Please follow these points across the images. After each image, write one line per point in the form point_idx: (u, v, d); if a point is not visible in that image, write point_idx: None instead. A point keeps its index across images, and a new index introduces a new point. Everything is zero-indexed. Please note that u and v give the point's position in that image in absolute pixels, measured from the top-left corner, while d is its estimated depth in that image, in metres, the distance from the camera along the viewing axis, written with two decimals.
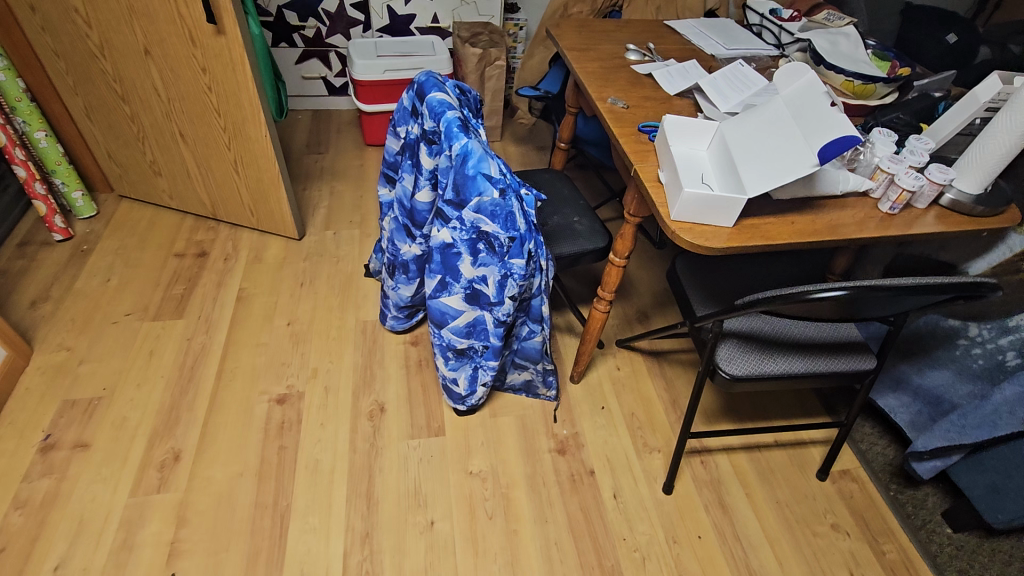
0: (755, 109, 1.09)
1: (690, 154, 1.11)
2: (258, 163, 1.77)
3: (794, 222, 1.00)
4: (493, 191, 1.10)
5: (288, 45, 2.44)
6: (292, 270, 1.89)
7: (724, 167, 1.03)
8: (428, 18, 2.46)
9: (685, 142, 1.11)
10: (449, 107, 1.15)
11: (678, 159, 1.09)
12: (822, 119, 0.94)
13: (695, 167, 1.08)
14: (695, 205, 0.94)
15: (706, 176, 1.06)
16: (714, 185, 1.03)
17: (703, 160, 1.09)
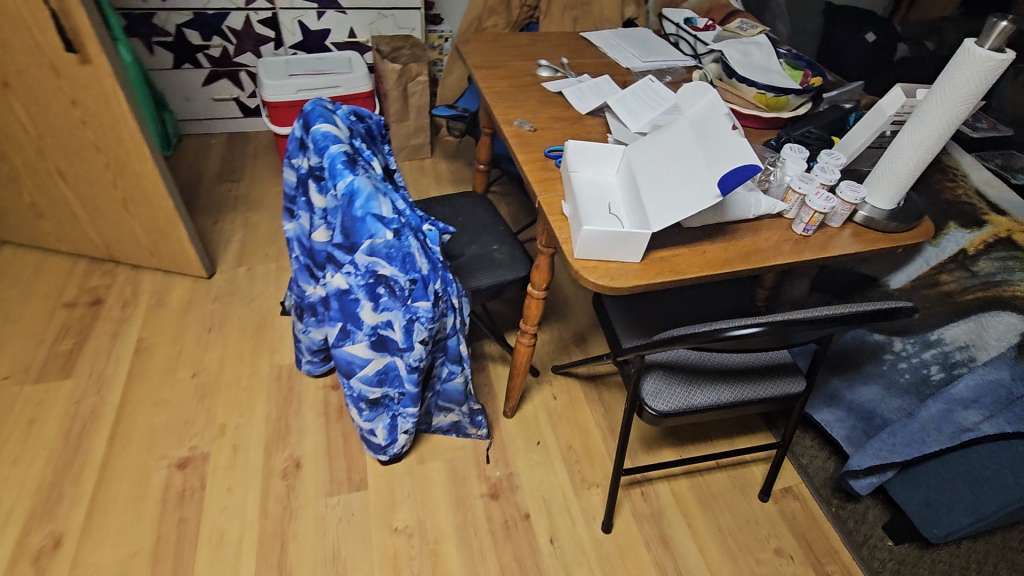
0: (661, 130, 1.03)
1: (597, 183, 1.04)
2: (150, 201, 1.62)
3: (705, 251, 0.93)
4: (386, 232, 0.99)
5: (193, 66, 2.27)
6: (199, 314, 1.74)
7: (630, 197, 0.96)
8: (345, 34, 2.34)
9: (592, 169, 1.04)
10: (334, 140, 1.04)
11: (584, 189, 1.01)
12: (725, 143, 0.89)
13: (603, 197, 1.01)
14: (597, 243, 0.86)
15: (613, 206, 0.99)
16: (622, 217, 0.96)
17: (612, 188, 1.03)
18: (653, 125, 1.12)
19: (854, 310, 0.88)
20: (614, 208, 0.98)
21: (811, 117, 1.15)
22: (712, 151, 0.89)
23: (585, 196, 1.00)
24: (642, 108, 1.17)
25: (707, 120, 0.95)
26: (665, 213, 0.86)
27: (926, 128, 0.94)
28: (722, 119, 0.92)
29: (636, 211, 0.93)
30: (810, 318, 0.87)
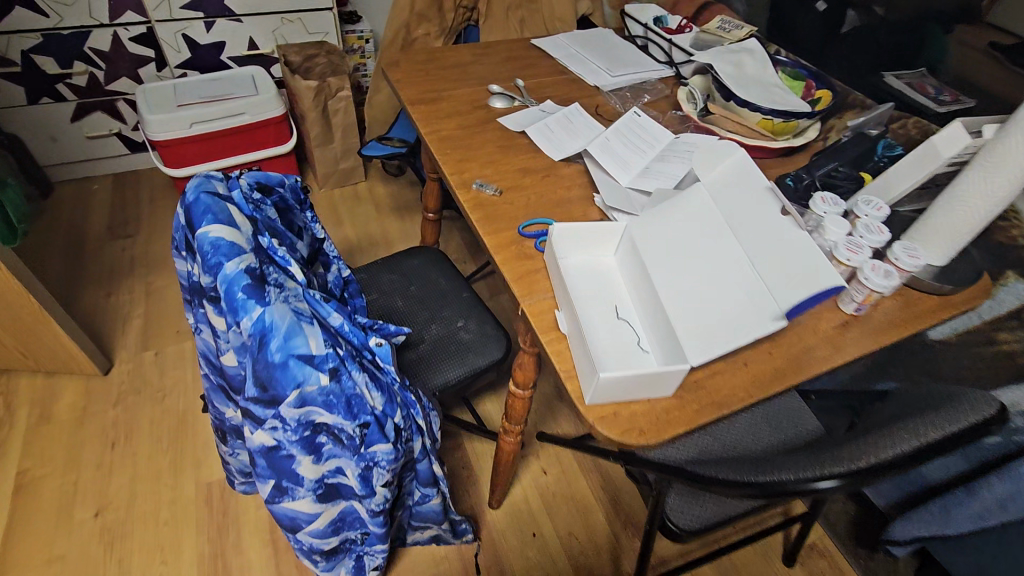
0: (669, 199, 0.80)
1: (592, 267, 0.80)
2: (6, 298, 1.26)
3: (747, 363, 0.72)
4: (319, 377, 0.72)
5: (54, 100, 1.84)
6: (97, 424, 1.40)
7: (643, 297, 0.74)
8: (243, 45, 1.96)
9: (583, 250, 0.80)
10: (229, 252, 0.74)
11: (579, 280, 0.77)
12: (775, 237, 0.69)
13: (602, 290, 0.77)
14: (621, 386, 0.63)
15: (619, 306, 0.76)
16: (633, 323, 0.74)
17: (613, 276, 0.80)
18: (647, 178, 0.90)
19: (942, 433, 0.66)
20: (618, 310, 0.75)
21: (832, 149, 0.95)
22: (757, 248, 0.69)
23: (583, 294, 0.76)
24: (631, 153, 0.95)
25: (741, 198, 0.74)
26: (708, 337, 0.65)
27: (999, 176, 0.74)
28: (764, 200, 0.71)
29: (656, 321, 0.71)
30: (889, 458, 0.65)
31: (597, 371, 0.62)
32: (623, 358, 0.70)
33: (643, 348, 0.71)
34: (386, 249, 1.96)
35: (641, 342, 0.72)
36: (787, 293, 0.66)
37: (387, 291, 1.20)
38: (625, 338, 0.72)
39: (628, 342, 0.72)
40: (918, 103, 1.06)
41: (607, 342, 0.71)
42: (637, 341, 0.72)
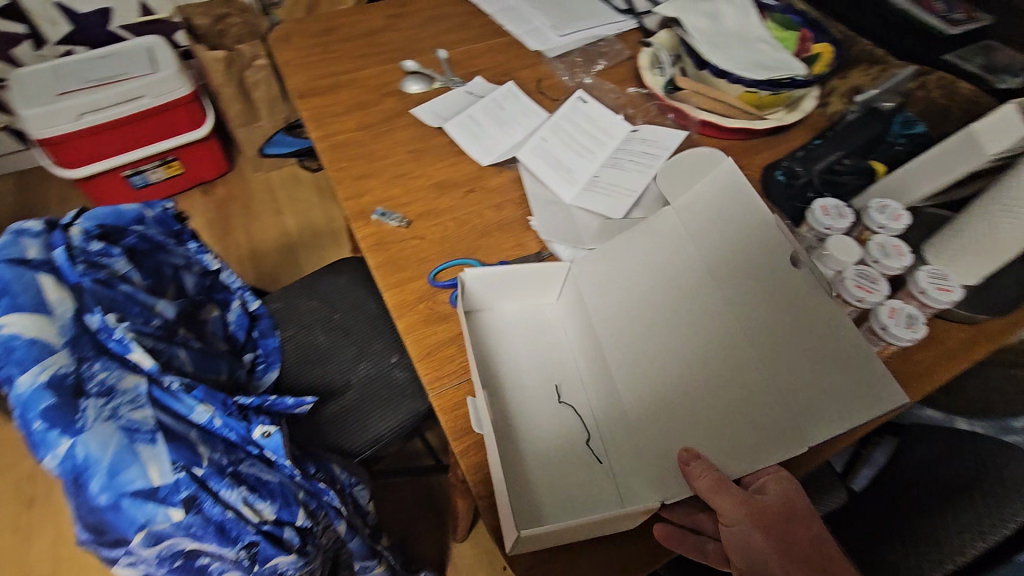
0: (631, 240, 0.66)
1: (532, 322, 0.70)
2: None
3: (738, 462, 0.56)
4: (168, 511, 0.55)
5: None
6: (9, 480, 1.24)
7: (596, 379, 0.64)
8: (134, 11, 1.65)
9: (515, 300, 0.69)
10: (27, 357, 0.55)
11: (515, 349, 0.67)
12: (782, 319, 0.53)
13: (543, 365, 0.67)
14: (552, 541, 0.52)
15: (563, 385, 0.66)
16: (580, 410, 0.64)
17: (559, 335, 0.69)
18: (594, 195, 0.73)
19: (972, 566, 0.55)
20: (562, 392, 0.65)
21: (834, 132, 0.75)
22: (752, 334, 0.54)
23: (517, 364, 0.66)
24: (577, 159, 0.77)
25: (736, 244, 0.58)
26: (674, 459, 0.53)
27: None
28: (769, 256, 0.55)
29: (615, 414, 0.61)
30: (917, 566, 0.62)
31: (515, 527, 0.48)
32: (562, 463, 0.60)
33: (593, 449, 0.61)
34: (331, 241, 1.75)
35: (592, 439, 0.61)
36: (803, 402, 0.50)
37: (306, 325, 1.01)
38: (571, 434, 0.62)
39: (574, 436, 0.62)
40: (922, 21, 0.89)
41: (545, 440, 0.61)
42: (585, 440, 0.61)
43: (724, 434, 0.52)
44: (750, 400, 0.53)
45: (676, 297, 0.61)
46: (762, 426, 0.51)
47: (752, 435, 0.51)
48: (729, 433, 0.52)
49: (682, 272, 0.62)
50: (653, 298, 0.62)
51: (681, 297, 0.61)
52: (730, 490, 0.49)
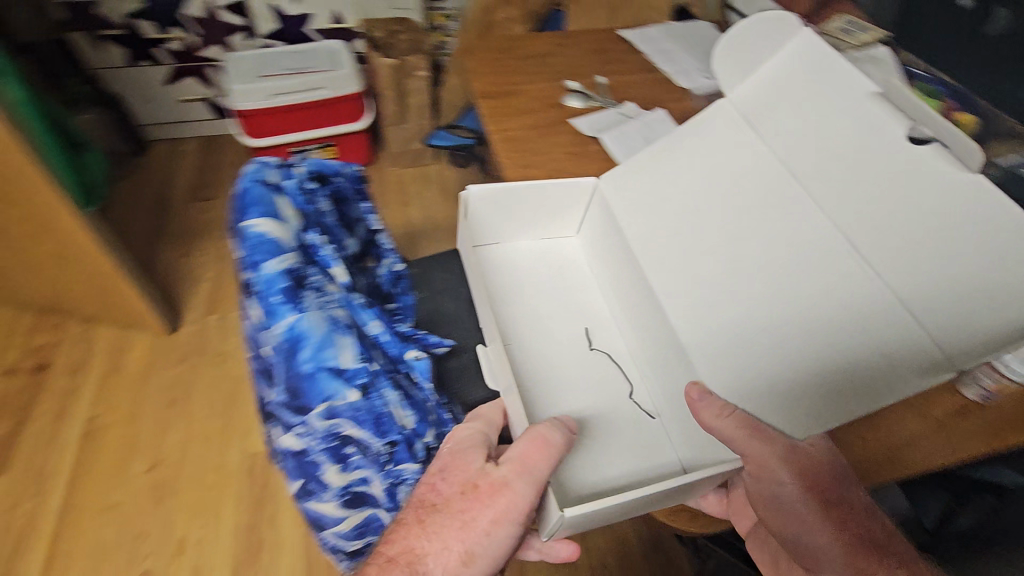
0: (684, 159, 0.89)
1: (554, 269, 0.99)
2: (86, 257, 1.32)
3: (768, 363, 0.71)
4: (349, 392, 0.68)
5: (152, 63, 1.92)
6: (160, 382, 1.46)
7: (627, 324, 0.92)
8: (329, 18, 1.96)
9: (527, 237, 1.00)
10: (274, 249, 0.71)
11: (545, 295, 0.95)
12: (885, 193, 0.68)
13: (574, 310, 0.95)
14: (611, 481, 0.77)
15: (592, 327, 0.93)
16: (612, 353, 0.91)
17: (580, 285, 0.98)
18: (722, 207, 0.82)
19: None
20: (590, 330, 0.93)
21: None
22: (848, 214, 0.70)
23: (549, 311, 0.94)
24: None
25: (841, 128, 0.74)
26: (748, 366, 0.72)
27: None
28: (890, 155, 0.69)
29: (656, 341, 0.85)
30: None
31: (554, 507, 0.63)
32: (599, 393, 0.86)
33: (640, 405, 0.86)
34: (448, 238, 1.93)
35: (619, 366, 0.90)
36: (940, 304, 0.62)
37: (438, 292, 1.16)
38: (608, 373, 0.88)
39: (603, 365, 0.90)
40: None
41: (584, 370, 0.88)
42: (629, 390, 0.87)
43: (796, 334, 0.70)
44: (818, 292, 0.70)
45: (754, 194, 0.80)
46: (901, 361, 0.63)
47: (806, 329, 0.69)
48: (805, 338, 0.69)
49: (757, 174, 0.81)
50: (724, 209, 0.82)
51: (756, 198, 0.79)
52: (761, 442, 0.64)
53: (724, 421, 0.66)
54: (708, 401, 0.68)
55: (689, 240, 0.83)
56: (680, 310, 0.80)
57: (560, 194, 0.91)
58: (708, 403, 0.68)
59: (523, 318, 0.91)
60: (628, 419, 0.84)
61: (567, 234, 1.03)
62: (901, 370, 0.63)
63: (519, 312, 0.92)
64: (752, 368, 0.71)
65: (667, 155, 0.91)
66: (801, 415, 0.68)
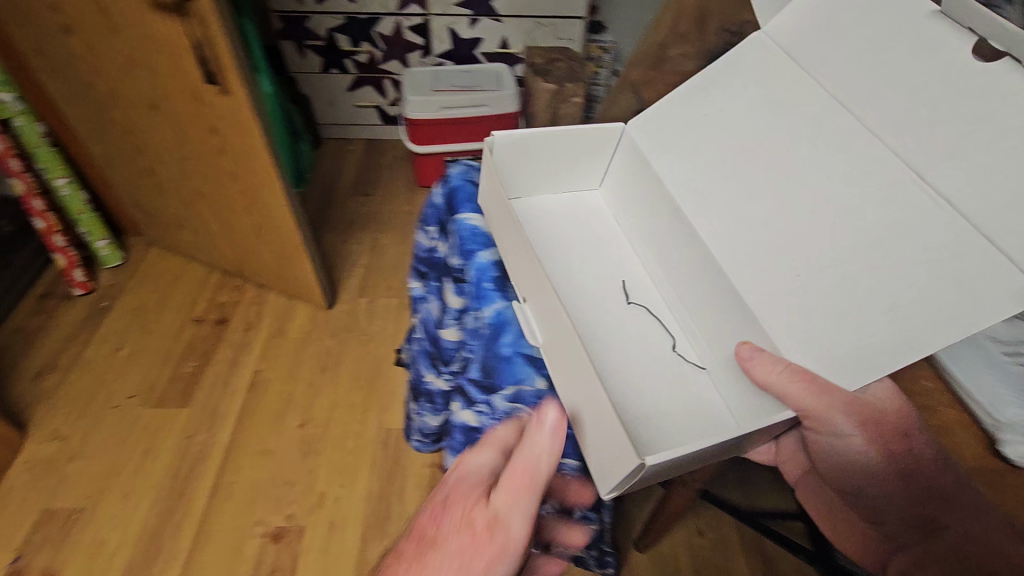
0: (732, 110, 0.92)
1: (580, 217, 1.09)
2: (278, 231, 1.52)
3: (813, 304, 0.74)
4: (538, 379, 0.74)
5: (340, 72, 2.18)
6: (315, 350, 1.63)
7: (668, 272, 0.98)
8: (496, 43, 2.13)
9: (547, 190, 1.08)
10: (487, 244, 0.86)
11: (575, 249, 1.02)
12: (942, 114, 0.67)
13: (608, 263, 1.02)
14: (677, 437, 0.80)
15: (627, 279, 1.00)
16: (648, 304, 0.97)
17: (608, 236, 1.07)
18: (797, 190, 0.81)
19: None
20: (628, 282, 0.99)
21: None
22: (907, 142, 0.70)
23: (585, 263, 1.00)
24: None
25: (885, 54, 0.74)
26: (811, 310, 0.74)
27: None
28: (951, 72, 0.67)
29: (703, 283, 0.90)
30: None
31: (633, 453, 0.58)
32: (642, 342, 0.92)
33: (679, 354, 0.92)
34: None
35: (660, 317, 0.96)
36: (994, 211, 0.61)
37: None
38: (648, 325, 0.94)
39: (644, 316, 0.95)
40: None
41: (626, 325, 0.93)
42: (671, 341, 0.93)
43: (859, 270, 0.71)
44: (879, 227, 0.70)
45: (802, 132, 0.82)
46: (955, 278, 0.62)
47: (869, 259, 0.70)
48: (866, 269, 0.70)
49: (804, 109, 0.82)
50: (776, 149, 0.84)
51: (803, 138, 0.82)
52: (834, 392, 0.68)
53: (780, 373, 0.70)
54: (758, 357, 0.73)
55: (749, 182, 0.87)
56: (739, 258, 0.85)
57: (588, 135, 1.01)
58: (757, 359, 0.73)
59: (561, 267, 0.98)
60: (677, 369, 0.89)
61: (589, 187, 1.13)
62: (959, 298, 0.62)
63: (556, 260, 0.98)
64: (798, 315, 0.75)
65: (700, 96, 0.96)
66: (854, 359, 0.69)
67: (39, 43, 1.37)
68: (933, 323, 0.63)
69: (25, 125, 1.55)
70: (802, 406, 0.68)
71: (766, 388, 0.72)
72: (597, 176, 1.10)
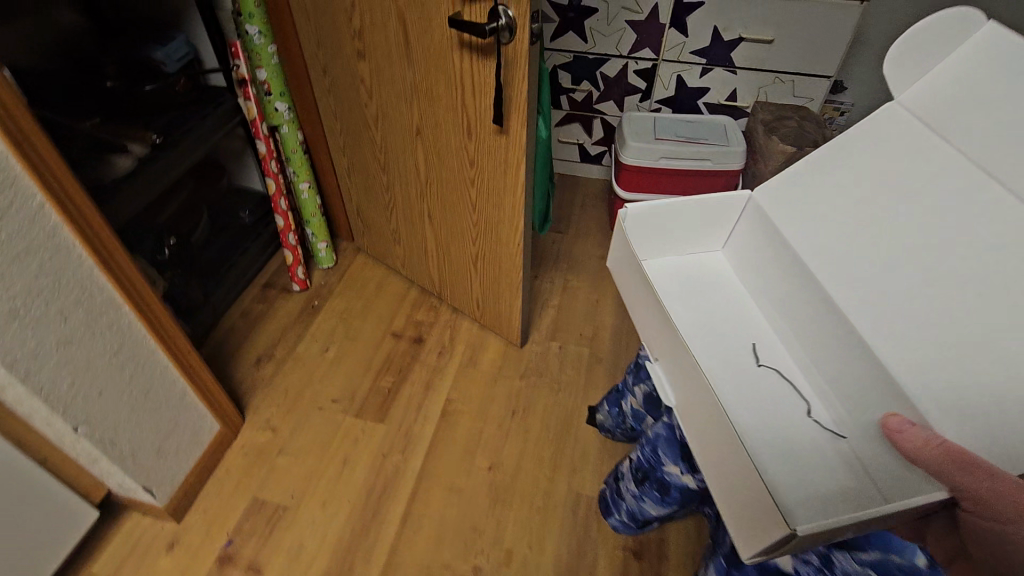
0: (870, 156, 0.90)
1: (704, 278, 1.16)
2: (500, 265, 1.51)
3: (943, 360, 0.74)
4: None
5: (553, 107, 2.18)
6: (506, 388, 1.60)
7: (797, 330, 1.01)
8: (724, 95, 2.00)
9: (669, 255, 1.17)
10: None
11: (693, 306, 1.10)
12: None
13: (735, 318, 1.09)
14: (800, 499, 0.83)
15: (756, 340, 1.06)
16: (776, 368, 1.01)
17: (732, 292, 1.14)
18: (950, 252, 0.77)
19: None
20: (757, 347, 1.05)
21: None
22: None
23: (703, 319, 1.08)
24: None
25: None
26: (949, 364, 0.73)
27: None
28: None
29: (832, 336, 0.92)
30: None
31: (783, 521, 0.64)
32: (763, 404, 0.95)
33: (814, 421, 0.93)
34: None
35: (789, 377, 1.00)
36: None
37: None
38: (771, 386, 0.98)
39: (776, 380, 1.00)
40: None
41: (752, 385, 0.98)
42: (801, 403, 0.96)
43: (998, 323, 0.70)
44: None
45: (976, 193, 0.76)
46: None
47: None
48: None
49: (938, 167, 0.81)
50: (930, 211, 0.80)
51: (953, 195, 0.78)
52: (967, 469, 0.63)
53: (933, 450, 0.67)
54: (903, 429, 0.72)
55: (903, 244, 0.82)
56: (891, 328, 0.81)
57: (712, 203, 1.09)
58: (905, 432, 0.71)
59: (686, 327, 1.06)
60: (812, 439, 0.91)
61: (713, 248, 1.21)
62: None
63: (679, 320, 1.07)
64: (935, 369, 0.74)
65: (844, 158, 0.94)
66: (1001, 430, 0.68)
67: (327, 63, 1.49)
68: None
69: (290, 131, 1.70)
70: (959, 484, 0.63)
71: (919, 461, 0.69)
72: (720, 237, 1.18)
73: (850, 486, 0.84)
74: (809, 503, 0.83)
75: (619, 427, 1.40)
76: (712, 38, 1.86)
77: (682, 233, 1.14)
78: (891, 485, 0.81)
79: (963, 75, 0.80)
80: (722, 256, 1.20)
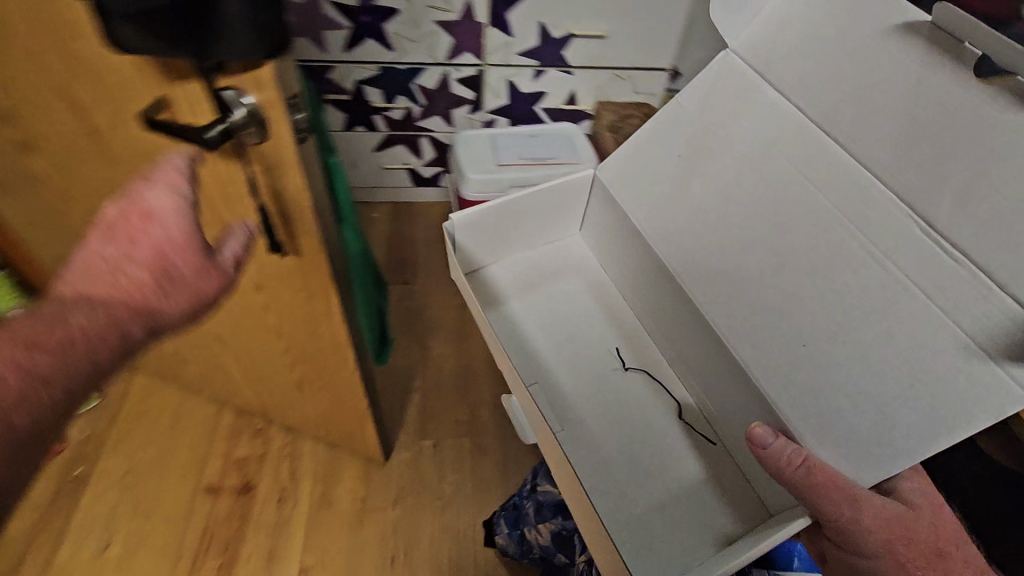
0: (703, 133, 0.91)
1: (564, 266, 1.16)
2: (336, 391, 1.13)
3: (790, 345, 0.77)
4: None
5: (366, 130, 1.76)
6: (375, 529, 1.27)
7: (654, 313, 1.04)
8: (562, 98, 1.75)
9: (522, 249, 1.15)
10: None
11: (552, 309, 1.10)
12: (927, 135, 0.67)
13: (596, 319, 1.09)
14: (674, 506, 0.89)
15: (616, 342, 1.06)
16: (642, 364, 1.04)
17: (590, 282, 1.14)
18: (785, 231, 0.80)
19: None
20: (623, 348, 1.06)
21: None
22: (898, 173, 0.69)
23: (561, 326, 1.08)
24: None
25: (874, 76, 0.71)
26: (796, 356, 0.76)
27: None
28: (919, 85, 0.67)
29: (688, 329, 0.95)
30: None
31: None
32: (630, 404, 0.99)
33: (682, 415, 0.98)
34: None
35: (657, 376, 1.02)
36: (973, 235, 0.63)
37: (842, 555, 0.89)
38: (639, 386, 1.01)
39: (643, 380, 1.02)
40: None
41: (621, 395, 1.00)
42: (666, 394, 1.01)
43: (836, 307, 0.73)
44: (854, 266, 0.73)
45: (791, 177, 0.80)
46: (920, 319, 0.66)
47: (869, 317, 0.70)
48: (853, 302, 0.72)
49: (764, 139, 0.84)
50: (766, 186, 0.83)
51: (790, 169, 0.80)
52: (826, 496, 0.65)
53: (796, 471, 0.66)
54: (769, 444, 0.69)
55: (740, 231, 0.85)
56: (742, 330, 0.83)
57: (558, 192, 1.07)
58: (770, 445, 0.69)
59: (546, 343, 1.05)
60: (680, 437, 0.96)
61: (571, 232, 1.19)
62: (941, 327, 0.65)
63: (538, 335, 1.06)
64: (784, 359, 0.77)
65: (669, 134, 0.96)
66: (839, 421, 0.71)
67: None
68: (932, 369, 0.64)
69: None
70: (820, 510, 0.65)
71: (781, 479, 0.68)
72: (574, 223, 1.17)
73: (720, 487, 0.90)
74: (678, 502, 0.89)
75: (522, 551, 1.15)
76: (541, 37, 1.57)
77: (533, 225, 1.12)
78: (758, 478, 0.88)
79: (781, 36, 0.81)
80: (579, 240, 1.19)
